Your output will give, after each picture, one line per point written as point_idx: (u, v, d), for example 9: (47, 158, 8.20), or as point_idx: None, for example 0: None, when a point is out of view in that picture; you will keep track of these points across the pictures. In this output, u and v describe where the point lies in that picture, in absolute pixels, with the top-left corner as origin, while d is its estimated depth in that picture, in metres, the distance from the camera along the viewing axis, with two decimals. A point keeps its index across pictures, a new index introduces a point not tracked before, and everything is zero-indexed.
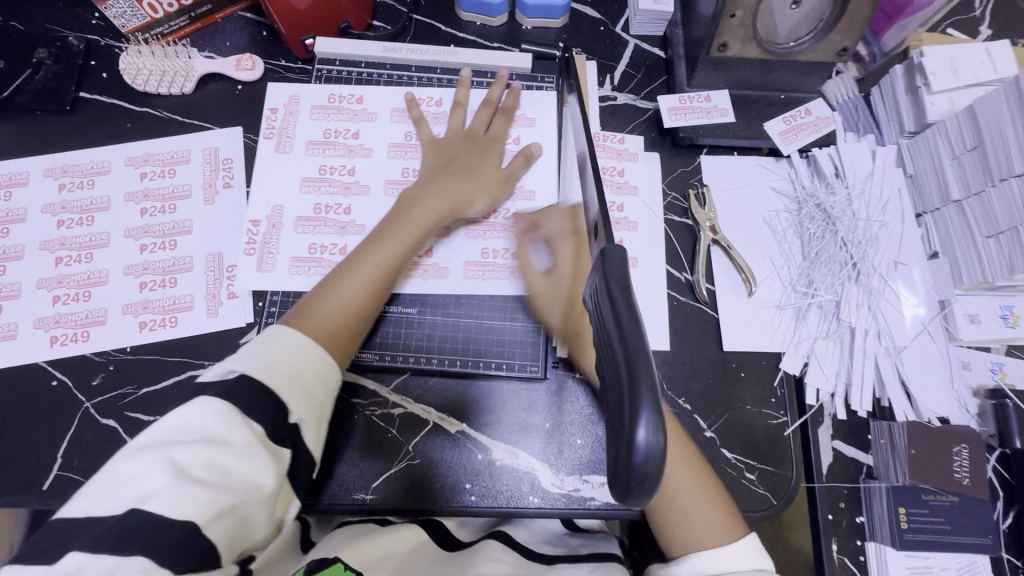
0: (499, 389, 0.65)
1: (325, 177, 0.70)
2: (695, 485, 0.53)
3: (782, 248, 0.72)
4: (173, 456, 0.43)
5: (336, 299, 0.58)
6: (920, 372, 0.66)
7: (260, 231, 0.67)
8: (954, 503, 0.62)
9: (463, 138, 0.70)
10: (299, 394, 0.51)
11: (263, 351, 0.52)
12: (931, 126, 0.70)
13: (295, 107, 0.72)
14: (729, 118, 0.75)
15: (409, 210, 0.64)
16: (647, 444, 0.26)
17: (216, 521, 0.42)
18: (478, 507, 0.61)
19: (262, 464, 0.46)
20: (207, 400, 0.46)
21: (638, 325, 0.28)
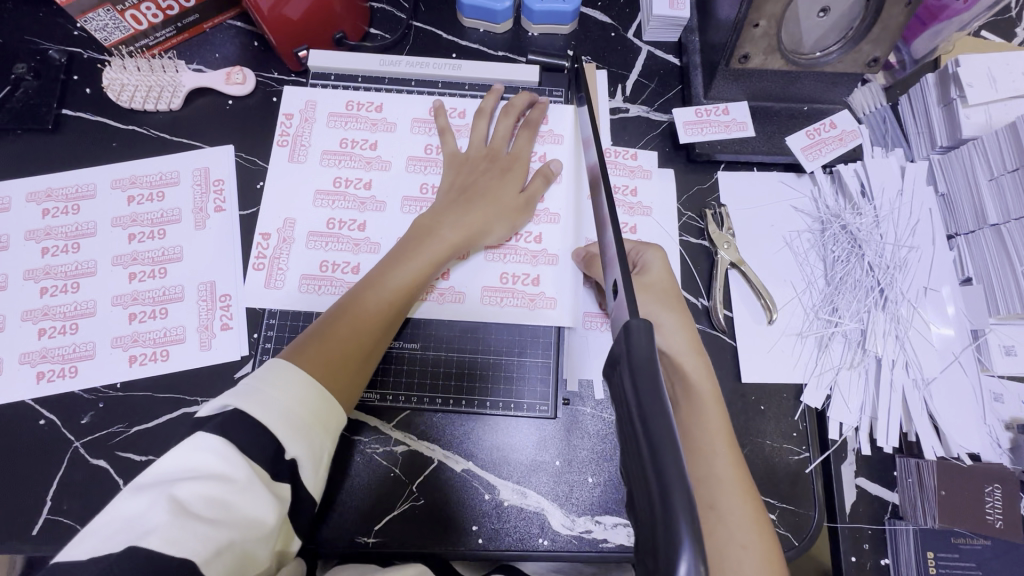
0: (508, 425, 0.62)
1: (340, 190, 0.67)
2: (745, 521, 0.47)
3: (804, 271, 0.68)
4: (172, 491, 0.39)
5: (350, 327, 0.55)
6: (950, 406, 0.63)
7: (270, 244, 0.65)
8: (986, 547, 0.59)
9: (484, 156, 0.66)
10: (298, 430, 0.46)
11: (263, 385, 0.47)
12: (967, 142, 0.65)
13: (310, 113, 0.69)
14: (748, 132, 0.70)
15: (425, 237, 0.61)
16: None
17: (216, 559, 0.39)
18: (486, 550, 0.58)
19: (264, 499, 0.42)
20: (206, 431, 0.43)
21: (671, 432, 0.25)
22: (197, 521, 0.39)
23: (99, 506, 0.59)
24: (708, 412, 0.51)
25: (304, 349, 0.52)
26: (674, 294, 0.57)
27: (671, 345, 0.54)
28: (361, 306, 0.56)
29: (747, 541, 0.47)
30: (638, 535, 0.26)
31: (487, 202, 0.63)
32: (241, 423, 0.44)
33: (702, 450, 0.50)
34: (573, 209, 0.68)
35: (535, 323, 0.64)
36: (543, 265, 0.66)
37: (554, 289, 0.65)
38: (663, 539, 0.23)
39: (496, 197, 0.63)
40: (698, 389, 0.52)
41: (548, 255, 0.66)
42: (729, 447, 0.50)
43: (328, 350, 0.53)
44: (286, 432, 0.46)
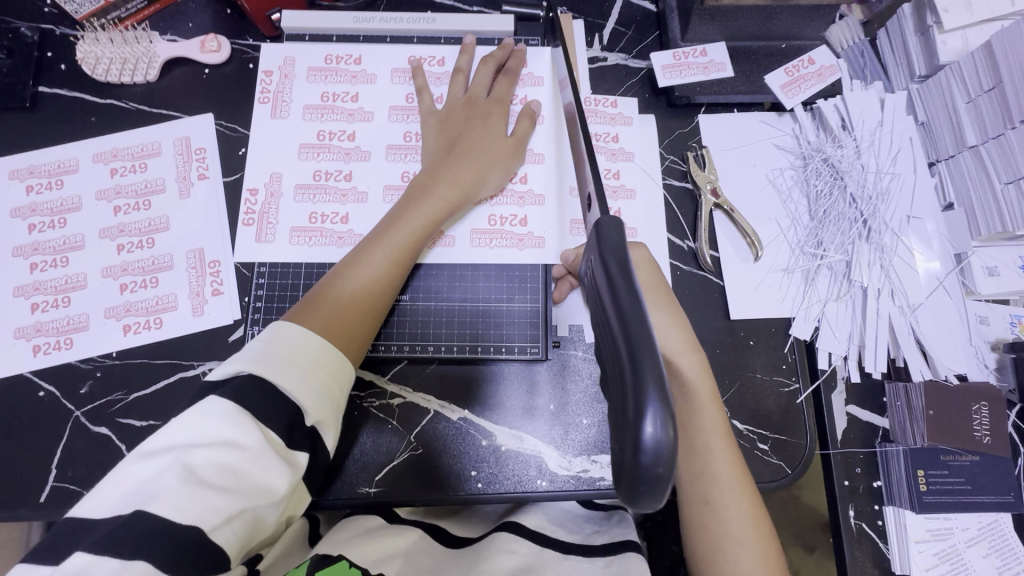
0: (501, 373, 0.63)
1: (320, 147, 0.67)
2: (743, 516, 0.49)
3: (788, 208, 0.68)
4: (186, 459, 0.40)
5: (356, 281, 0.56)
6: (936, 330, 0.64)
7: (258, 199, 0.65)
8: (974, 462, 0.60)
9: (465, 104, 0.66)
10: (315, 391, 0.47)
11: (272, 349, 0.48)
12: (942, 67, 0.66)
13: (290, 69, 0.69)
14: (728, 72, 0.71)
15: (423, 194, 0.60)
16: (654, 442, 0.25)
17: (224, 526, 0.40)
18: (487, 493, 0.60)
19: (276, 467, 0.43)
20: (219, 400, 0.43)
21: (643, 320, 0.27)
22: (208, 488, 0.40)
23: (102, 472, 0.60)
24: (704, 411, 0.51)
25: (313, 313, 0.52)
26: (663, 288, 0.54)
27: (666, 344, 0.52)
28: (362, 261, 0.57)
29: (742, 535, 0.48)
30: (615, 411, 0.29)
31: (481, 153, 0.63)
32: (254, 393, 0.44)
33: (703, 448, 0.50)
34: (556, 151, 0.68)
35: (524, 263, 0.65)
36: (530, 205, 0.66)
37: (541, 229, 0.66)
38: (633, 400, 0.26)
39: (488, 145, 0.63)
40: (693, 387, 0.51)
41: (533, 195, 0.67)
42: (727, 444, 0.51)
43: (338, 312, 0.53)
44: (293, 389, 0.46)
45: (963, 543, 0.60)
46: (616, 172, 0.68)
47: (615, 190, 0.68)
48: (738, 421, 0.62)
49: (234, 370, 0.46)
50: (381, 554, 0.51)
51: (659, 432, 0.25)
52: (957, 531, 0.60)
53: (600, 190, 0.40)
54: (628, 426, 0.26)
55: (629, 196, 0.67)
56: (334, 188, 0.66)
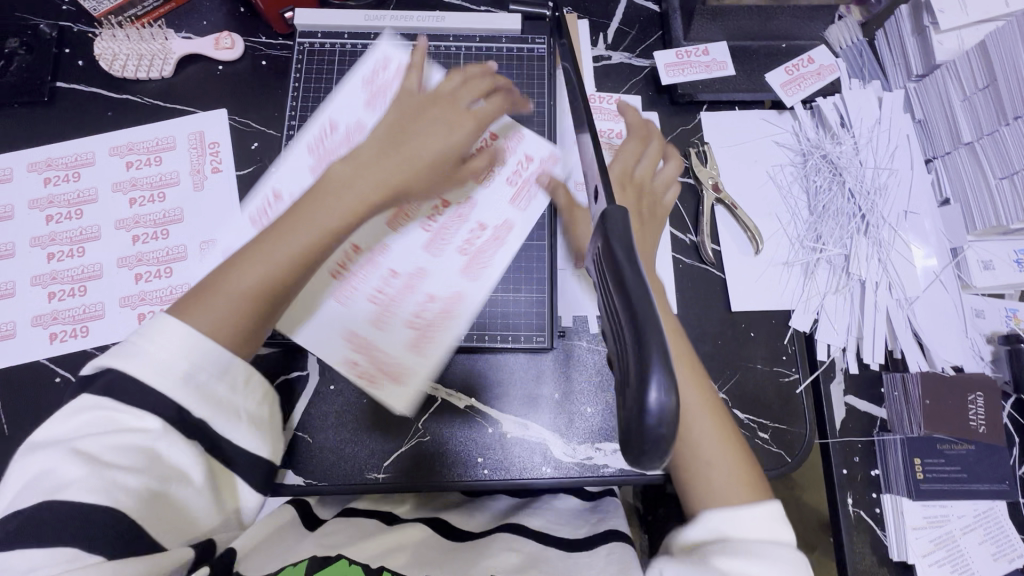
0: (506, 362, 0.65)
1: (318, 151, 0.65)
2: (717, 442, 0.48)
3: (788, 203, 0.70)
4: (75, 446, 0.40)
5: (246, 275, 0.48)
6: (932, 322, 0.65)
7: (326, 173, 0.65)
8: (970, 451, 0.61)
9: (427, 97, 0.58)
10: (200, 391, 0.43)
11: (154, 347, 0.43)
12: (939, 67, 0.67)
13: (349, 70, 0.69)
14: (729, 71, 0.72)
15: (338, 184, 0.51)
16: (659, 409, 0.26)
17: (138, 506, 0.40)
18: (492, 479, 0.61)
19: (183, 449, 0.42)
20: (93, 395, 0.42)
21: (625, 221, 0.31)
22: (115, 470, 0.40)
23: None
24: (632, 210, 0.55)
25: (204, 306, 0.46)
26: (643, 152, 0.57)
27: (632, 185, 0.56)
28: (252, 257, 0.48)
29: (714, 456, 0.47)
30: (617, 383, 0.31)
31: (432, 149, 0.55)
32: (125, 381, 0.42)
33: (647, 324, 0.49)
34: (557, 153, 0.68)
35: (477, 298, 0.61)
36: (491, 238, 0.63)
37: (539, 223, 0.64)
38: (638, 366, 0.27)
39: (432, 144, 0.55)
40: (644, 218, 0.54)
41: (502, 231, 0.63)
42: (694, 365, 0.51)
43: (226, 305, 0.46)
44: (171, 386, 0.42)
45: (959, 530, 0.61)
46: None
47: None
48: (740, 411, 0.63)
49: (104, 364, 0.43)
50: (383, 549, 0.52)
51: (661, 403, 0.26)
52: (954, 518, 0.61)
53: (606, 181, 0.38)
54: (632, 382, 0.27)
55: None
56: None
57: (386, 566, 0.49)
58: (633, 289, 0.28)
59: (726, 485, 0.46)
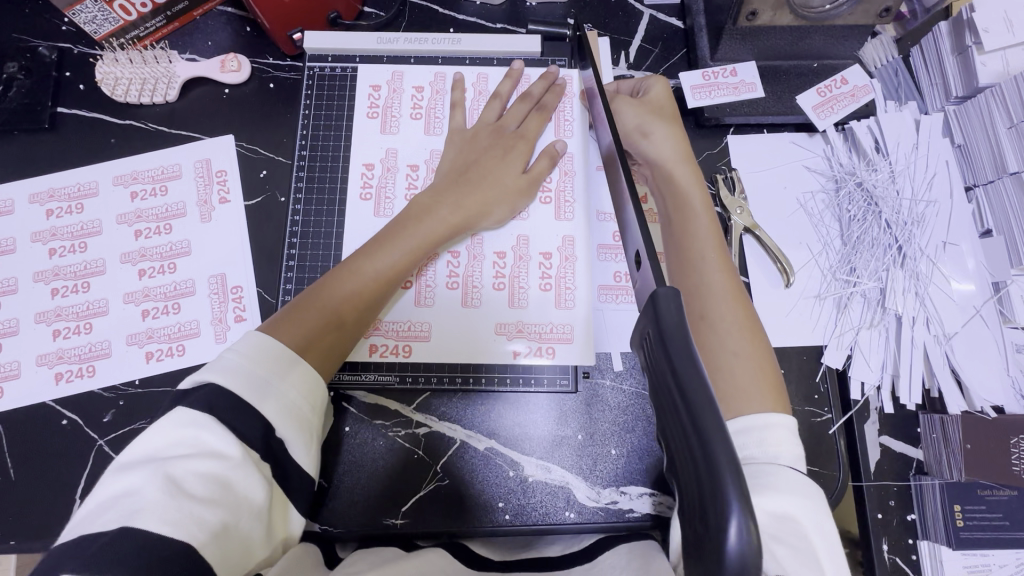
0: (527, 403, 0.62)
1: (374, 197, 0.63)
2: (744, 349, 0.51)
3: (820, 233, 0.67)
4: (166, 469, 0.39)
5: (342, 290, 0.54)
6: (971, 360, 0.63)
7: (374, 174, 0.64)
8: (1012, 497, 0.59)
9: (490, 132, 0.63)
10: (281, 406, 0.45)
11: (249, 363, 0.46)
12: (983, 89, 0.64)
13: (398, 83, 0.67)
14: (758, 92, 0.69)
15: (421, 216, 0.58)
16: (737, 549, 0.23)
17: (212, 541, 0.38)
18: (513, 526, 0.59)
19: (255, 478, 0.42)
20: (191, 410, 0.42)
21: (678, 304, 0.29)
22: (191, 500, 0.38)
23: None
24: (678, 166, 0.59)
25: (296, 322, 0.51)
26: (670, 113, 0.62)
27: (661, 153, 0.60)
28: (341, 280, 0.54)
29: (738, 348, 0.51)
30: (681, 491, 0.28)
31: (488, 186, 0.60)
32: (225, 396, 0.43)
33: (687, 224, 0.56)
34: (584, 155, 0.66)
35: (554, 321, 0.61)
36: (560, 263, 0.63)
37: (572, 229, 0.64)
38: (712, 502, 0.24)
39: (498, 178, 0.61)
40: (688, 189, 0.58)
41: (566, 250, 0.63)
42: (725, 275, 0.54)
43: (320, 318, 0.52)
44: (260, 401, 0.44)
45: None
46: None
47: None
48: None
49: (202, 380, 0.44)
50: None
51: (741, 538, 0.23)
52: (995, 567, 0.59)
53: (648, 252, 0.35)
54: (707, 514, 0.24)
55: None
56: (354, 210, 0.63)
57: None
58: (698, 396, 0.25)
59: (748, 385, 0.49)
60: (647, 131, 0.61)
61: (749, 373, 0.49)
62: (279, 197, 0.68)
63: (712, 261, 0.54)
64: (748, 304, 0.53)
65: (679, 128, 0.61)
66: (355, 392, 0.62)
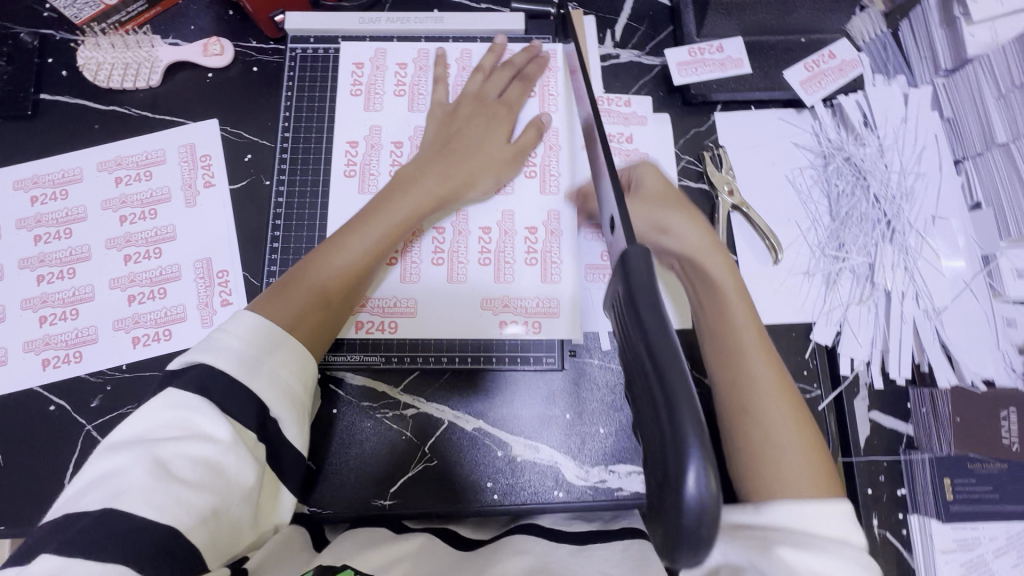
0: (516, 383, 0.62)
1: (358, 174, 0.63)
2: (787, 426, 0.48)
3: (808, 209, 0.66)
4: (155, 452, 0.38)
5: (333, 268, 0.53)
6: (961, 334, 0.62)
7: (359, 151, 0.64)
8: (1002, 470, 0.59)
9: (472, 102, 0.63)
10: (271, 382, 0.45)
11: (244, 345, 0.45)
12: (970, 61, 0.64)
13: (382, 60, 0.66)
14: (745, 68, 0.68)
15: (406, 188, 0.57)
16: (697, 497, 0.23)
17: (201, 526, 0.38)
18: (502, 505, 0.59)
19: (246, 462, 0.41)
20: (181, 390, 0.42)
21: (648, 262, 0.29)
22: (180, 483, 0.38)
23: None
24: (710, 259, 0.56)
25: (286, 299, 0.50)
26: (674, 195, 0.60)
27: (686, 242, 0.57)
28: (330, 256, 0.53)
29: (785, 440, 0.47)
30: (646, 453, 0.28)
31: (472, 155, 0.60)
32: (217, 378, 0.43)
33: (719, 303, 0.54)
34: (568, 128, 0.66)
35: (540, 295, 0.61)
36: (546, 237, 0.62)
37: (557, 202, 0.63)
38: (672, 453, 0.23)
39: (484, 148, 0.60)
40: (721, 276, 0.55)
41: (551, 224, 0.63)
42: (764, 352, 0.51)
43: (312, 295, 0.51)
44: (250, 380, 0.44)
45: (990, 553, 0.58)
46: (629, 137, 0.67)
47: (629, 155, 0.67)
48: None
49: (192, 360, 0.44)
50: (388, 559, 0.48)
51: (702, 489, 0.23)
52: (985, 540, 0.58)
53: (622, 213, 0.35)
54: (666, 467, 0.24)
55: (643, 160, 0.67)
56: (338, 187, 0.63)
57: None
58: (662, 347, 0.25)
59: (792, 472, 0.45)
60: (665, 227, 0.58)
61: (797, 458, 0.46)
62: (264, 181, 0.67)
63: (753, 350, 0.51)
64: (791, 385, 0.50)
65: (698, 216, 0.59)
66: (344, 374, 0.61)
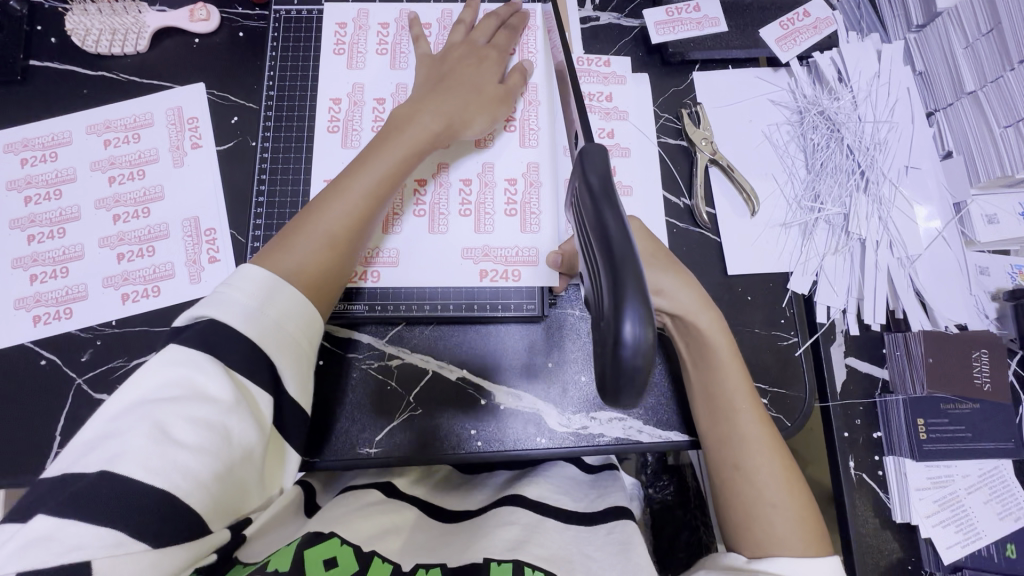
0: (499, 331, 0.63)
1: (341, 130, 0.64)
2: (778, 478, 0.51)
3: (785, 163, 0.67)
4: (156, 415, 0.39)
5: (335, 212, 0.52)
6: (935, 279, 0.64)
7: (342, 108, 0.65)
8: (974, 410, 0.60)
9: (461, 47, 0.63)
10: (261, 322, 0.45)
11: (249, 299, 0.45)
12: (939, 15, 0.66)
13: (364, 21, 0.68)
14: (721, 27, 0.70)
15: (400, 129, 0.56)
16: (634, 344, 0.27)
17: (202, 488, 0.39)
18: (485, 452, 0.59)
19: (247, 424, 0.42)
20: (185, 347, 0.42)
21: (605, 158, 0.32)
22: (179, 447, 0.38)
23: None
24: (703, 319, 0.54)
25: (285, 253, 0.50)
26: (661, 253, 0.55)
27: (681, 305, 0.53)
28: (329, 202, 0.52)
29: (776, 499, 0.50)
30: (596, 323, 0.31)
31: (468, 93, 0.60)
32: (221, 337, 0.43)
33: (714, 381, 0.54)
34: (548, 83, 0.67)
35: (519, 245, 0.63)
36: (525, 189, 0.64)
37: (536, 155, 0.65)
38: (612, 308, 0.27)
39: (474, 87, 0.60)
40: (715, 342, 0.54)
41: (531, 176, 0.64)
42: (753, 404, 0.53)
43: (310, 251, 0.50)
44: (261, 339, 0.44)
45: (964, 490, 0.60)
46: (609, 95, 0.68)
47: (608, 113, 0.67)
48: None
49: (200, 315, 0.44)
50: (376, 531, 0.51)
51: (637, 338, 0.27)
52: (958, 477, 0.60)
53: (588, 133, 0.38)
54: (609, 322, 0.27)
55: (622, 118, 0.67)
56: (322, 143, 0.64)
57: (377, 550, 0.48)
58: (612, 222, 0.29)
59: (784, 525, 0.49)
60: (660, 286, 0.53)
61: (789, 517, 0.50)
62: (251, 142, 0.69)
63: (747, 414, 0.53)
64: (774, 427, 0.54)
65: (682, 270, 0.55)
66: (332, 328, 0.62)
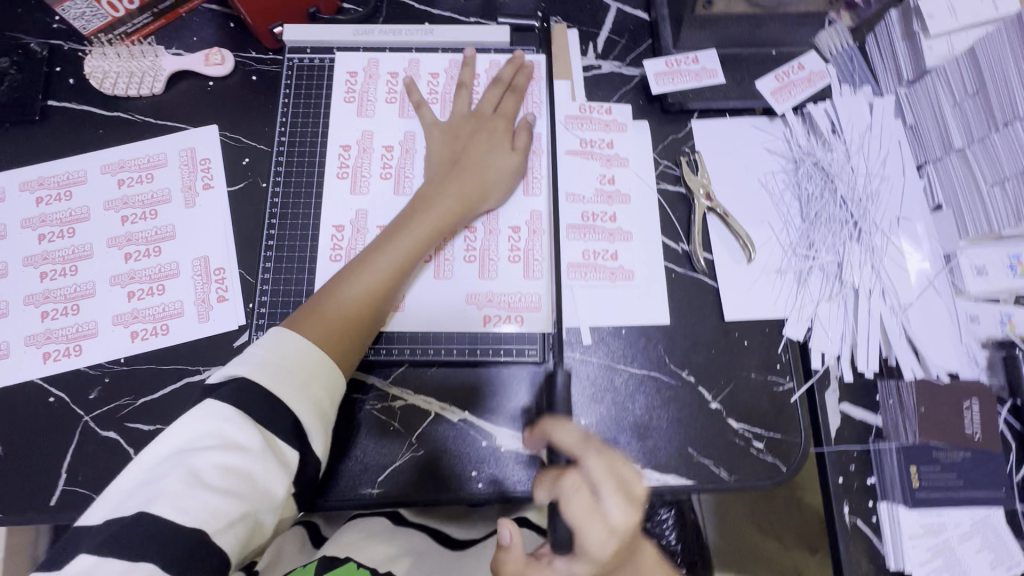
0: (501, 375, 0.64)
1: (350, 176, 0.66)
2: None
3: (781, 211, 0.69)
4: (191, 462, 0.42)
5: (363, 284, 0.56)
6: (927, 330, 0.65)
7: (351, 154, 0.67)
8: (965, 458, 0.61)
9: (470, 121, 0.67)
10: (265, 365, 0.48)
11: (268, 355, 0.49)
12: (929, 72, 0.67)
13: (374, 70, 0.70)
14: (719, 79, 0.72)
15: (425, 207, 0.61)
16: None
17: (229, 530, 0.41)
18: (487, 493, 0.60)
19: (275, 471, 0.44)
20: (219, 399, 0.45)
21: None
22: (210, 491, 0.41)
23: (108, 474, 0.61)
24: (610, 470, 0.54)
25: (315, 321, 0.53)
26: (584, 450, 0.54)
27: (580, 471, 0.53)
28: (360, 273, 0.57)
29: None
30: None
31: (484, 168, 0.64)
32: (251, 389, 0.46)
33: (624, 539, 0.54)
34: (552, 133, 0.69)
35: (522, 290, 0.64)
36: (528, 237, 0.66)
37: (539, 202, 0.67)
38: None
39: (490, 156, 0.64)
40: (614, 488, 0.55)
41: (534, 224, 0.66)
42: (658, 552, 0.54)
43: (339, 320, 0.54)
44: (281, 389, 0.47)
45: (955, 538, 0.61)
46: (610, 141, 0.70)
47: (609, 159, 0.69)
48: (734, 421, 0.62)
49: (233, 372, 0.47)
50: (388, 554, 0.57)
51: None
52: (950, 526, 0.61)
53: None
54: None
55: (622, 164, 0.69)
56: (331, 188, 0.66)
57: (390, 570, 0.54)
58: None
59: None
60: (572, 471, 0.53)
61: None
62: (261, 183, 0.70)
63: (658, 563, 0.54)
64: None
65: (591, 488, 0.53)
66: None
